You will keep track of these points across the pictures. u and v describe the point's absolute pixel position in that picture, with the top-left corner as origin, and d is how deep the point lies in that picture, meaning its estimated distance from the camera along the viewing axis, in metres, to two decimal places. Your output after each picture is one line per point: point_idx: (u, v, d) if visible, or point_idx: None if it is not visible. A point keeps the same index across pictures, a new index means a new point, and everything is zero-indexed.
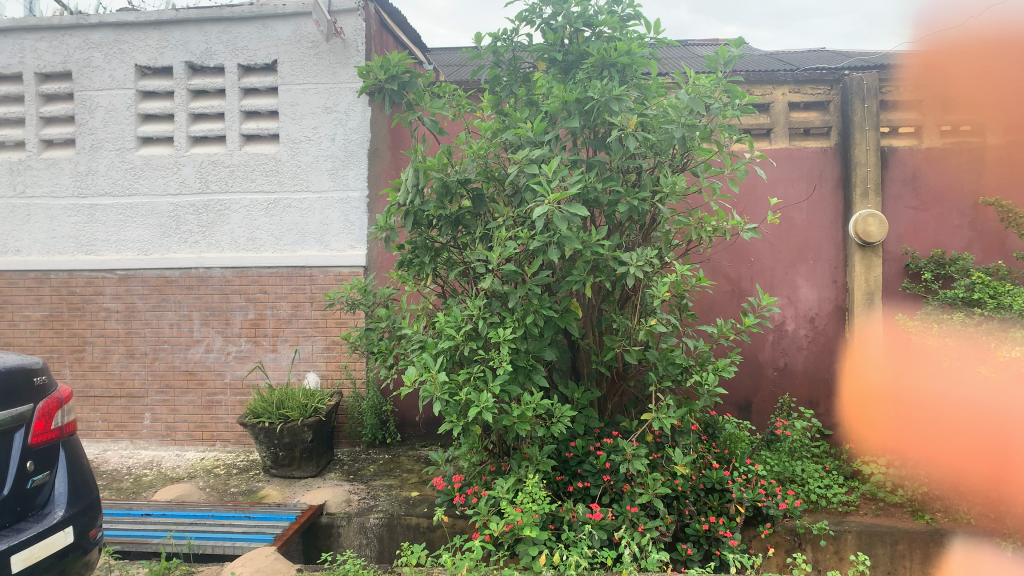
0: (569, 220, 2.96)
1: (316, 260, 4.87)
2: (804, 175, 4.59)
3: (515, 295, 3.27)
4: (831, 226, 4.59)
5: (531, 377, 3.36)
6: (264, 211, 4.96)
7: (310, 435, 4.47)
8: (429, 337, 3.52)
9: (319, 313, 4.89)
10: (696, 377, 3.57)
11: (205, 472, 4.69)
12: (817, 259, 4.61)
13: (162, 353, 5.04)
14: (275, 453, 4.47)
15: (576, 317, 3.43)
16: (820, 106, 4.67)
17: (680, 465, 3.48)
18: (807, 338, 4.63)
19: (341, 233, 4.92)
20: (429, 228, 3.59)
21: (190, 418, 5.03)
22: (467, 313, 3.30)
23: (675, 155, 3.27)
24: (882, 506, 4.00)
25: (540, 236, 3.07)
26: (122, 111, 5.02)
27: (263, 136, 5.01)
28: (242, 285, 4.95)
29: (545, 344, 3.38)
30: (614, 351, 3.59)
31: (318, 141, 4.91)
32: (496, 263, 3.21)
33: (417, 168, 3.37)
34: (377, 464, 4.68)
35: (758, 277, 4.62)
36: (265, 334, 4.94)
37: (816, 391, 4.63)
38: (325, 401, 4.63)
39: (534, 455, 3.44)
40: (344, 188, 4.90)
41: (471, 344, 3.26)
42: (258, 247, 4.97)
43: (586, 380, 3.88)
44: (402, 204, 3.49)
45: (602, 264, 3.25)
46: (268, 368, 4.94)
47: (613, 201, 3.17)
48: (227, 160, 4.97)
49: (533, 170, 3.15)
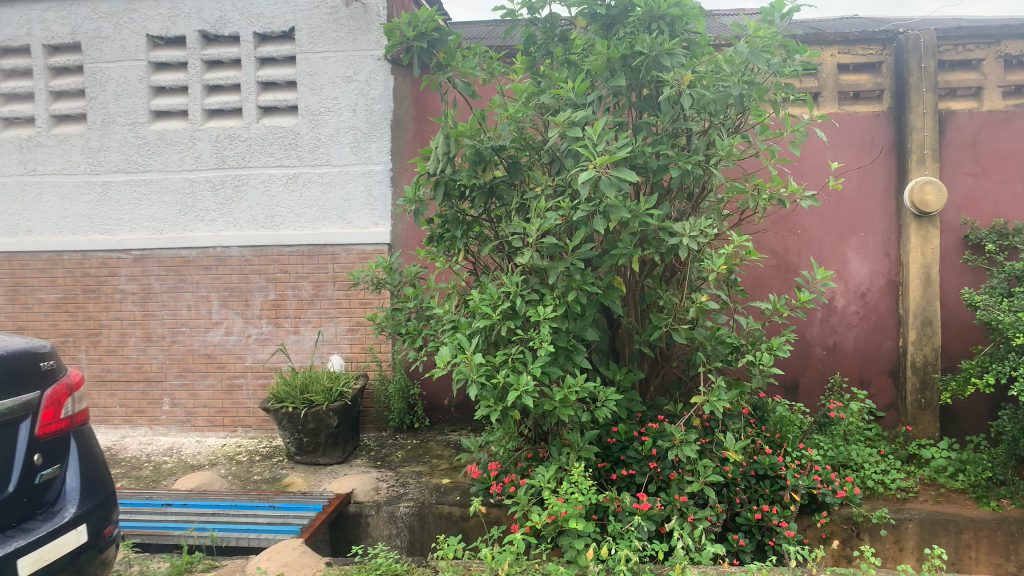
0: (617, 186, 2.74)
1: (338, 237, 4.65)
2: (854, 141, 4.32)
3: (555, 271, 3.01)
4: (884, 195, 4.31)
5: (573, 357, 3.12)
6: (283, 187, 4.74)
7: (334, 421, 4.26)
8: (462, 317, 3.30)
9: (342, 293, 4.67)
10: (749, 357, 3.34)
11: (227, 459, 4.52)
12: (868, 231, 4.33)
13: (180, 336, 4.86)
14: (298, 439, 4.29)
15: (620, 293, 3.17)
16: (872, 68, 4.35)
17: (733, 450, 3.25)
18: (858, 315, 4.36)
19: (364, 209, 4.70)
20: (460, 200, 3.36)
21: (211, 403, 4.85)
22: (503, 290, 3.08)
23: (728, 118, 3.01)
24: (943, 492, 3.79)
25: (584, 205, 2.83)
26: (134, 84, 4.81)
27: (281, 108, 4.79)
28: (262, 265, 4.74)
29: (588, 322, 3.12)
30: (659, 329, 3.37)
31: (339, 112, 4.68)
32: (535, 236, 2.97)
33: (448, 134, 3.13)
34: (405, 450, 4.47)
35: (806, 251, 4.37)
36: (286, 315, 4.74)
37: (868, 371, 4.36)
38: (350, 384, 4.43)
39: (575, 441, 3.22)
40: (366, 161, 4.67)
41: (508, 324, 3.04)
42: (278, 225, 4.76)
43: (628, 361, 3.65)
44: (431, 174, 3.25)
45: (650, 236, 3.02)
46: (290, 351, 4.75)
47: (663, 167, 2.94)
48: (244, 134, 4.76)
49: (576, 135, 2.92)
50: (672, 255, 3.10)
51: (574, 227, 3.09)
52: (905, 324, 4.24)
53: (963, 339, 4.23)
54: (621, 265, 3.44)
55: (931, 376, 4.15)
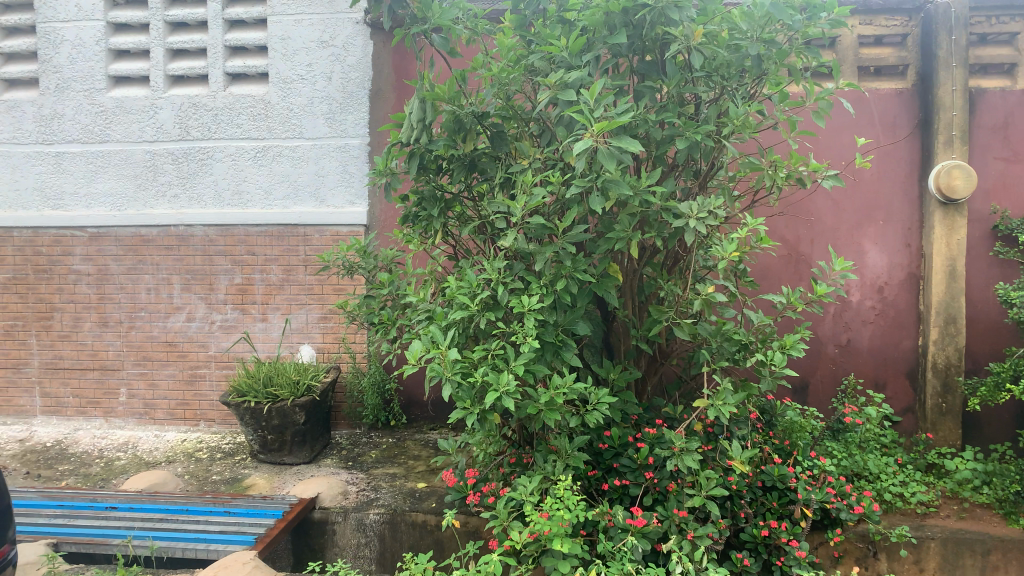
0: (617, 158, 2.36)
1: (310, 217, 4.27)
2: (874, 120, 3.94)
3: (543, 256, 2.64)
4: (906, 181, 3.94)
5: (561, 354, 2.76)
6: (252, 160, 4.36)
7: (302, 417, 3.91)
8: (438, 306, 2.93)
9: (314, 278, 4.30)
10: (759, 357, 2.99)
11: (185, 456, 4.15)
12: (887, 220, 3.96)
13: (139, 321, 4.48)
14: (262, 436, 3.93)
15: (616, 282, 2.80)
16: (895, 42, 3.98)
17: (739, 460, 2.89)
18: (874, 311, 4.00)
19: (339, 186, 4.31)
20: (438, 174, 2.99)
21: (171, 395, 4.48)
22: (483, 276, 2.70)
23: (742, 85, 2.65)
24: (966, 508, 3.44)
25: (578, 180, 2.47)
26: (91, 46, 4.41)
27: (250, 75, 4.40)
28: (227, 246, 4.37)
29: (578, 314, 2.75)
30: (659, 324, 3.01)
31: (313, 80, 4.29)
32: (520, 215, 2.59)
33: (424, 98, 2.75)
34: (379, 450, 4.11)
35: (819, 240, 4.01)
36: (253, 301, 4.37)
37: (883, 371, 4.00)
38: (319, 377, 4.06)
39: (562, 449, 2.86)
40: (341, 134, 4.29)
41: (488, 315, 2.66)
42: (245, 202, 4.38)
43: (624, 358, 3.29)
44: (406, 144, 2.87)
45: (652, 217, 2.65)
46: (256, 340, 4.38)
47: (668, 139, 2.57)
48: (210, 103, 4.37)
49: (569, 99, 2.55)
50: (676, 240, 2.73)
51: (566, 207, 2.72)
52: (926, 321, 3.88)
53: (989, 339, 3.87)
54: (618, 251, 3.07)
55: (953, 379, 3.80)
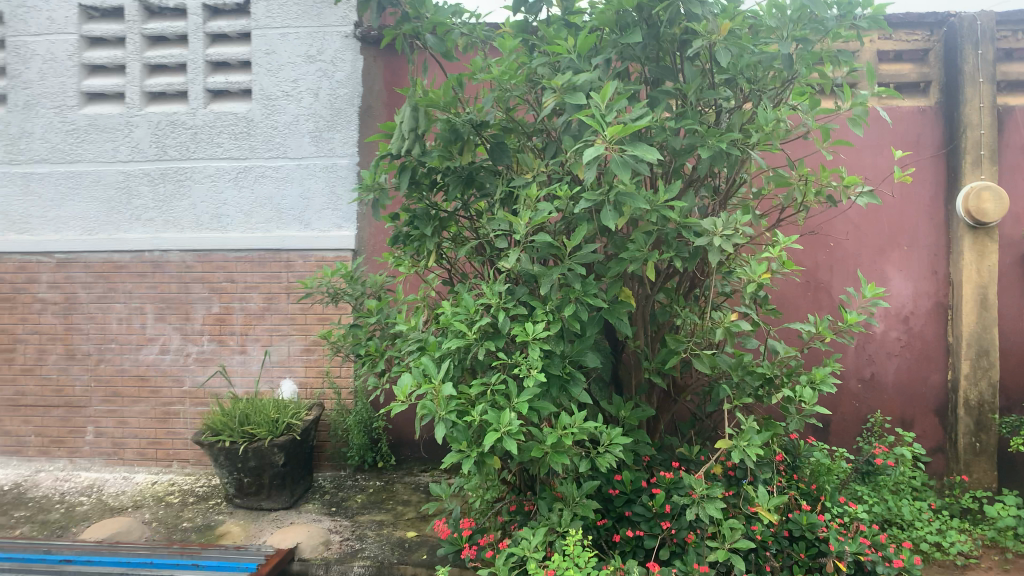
0: (634, 168, 2.09)
1: (294, 242, 3.99)
2: (895, 140, 3.69)
3: (549, 279, 2.35)
4: (930, 203, 3.68)
5: (568, 389, 2.47)
6: (232, 182, 4.08)
7: (281, 459, 3.59)
8: (431, 335, 2.64)
9: (297, 307, 4.00)
10: (787, 393, 2.71)
11: (154, 501, 3.81)
12: (911, 245, 3.69)
13: (108, 354, 4.17)
14: (238, 479, 3.60)
15: (629, 308, 2.52)
16: (916, 58, 3.73)
17: (766, 508, 2.58)
18: (899, 342, 3.71)
19: (325, 210, 4.03)
20: (432, 191, 2.72)
21: (141, 433, 4.14)
22: (481, 301, 2.41)
23: (767, 90, 2.40)
24: (1010, 558, 3.11)
25: (588, 193, 2.20)
26: (63, 61, 4.16)
27: (233, 92, 4.15)
28: (205, 272, 4.08)
29: (588, 344, 2.46)
30: (676, 356, 2.73)
31: (299, 97, 4.04)
32: (524, 232, 2.31)
33: (416, 106, 2.49)
34: (366, 494, 3.79)
35: (840, 266, 3.73)
36: (231, 332, 4.07)
37: (910, 408, 3.70)
38: (300, 414, 3.74)
39: (569, 495, 2.55)
40: (328, 154, 4.03)
41: (487, 345, 2.37)
42: (225, 226, 4.09)
43: (635, 394, 2.99)
44: (396, 156, 2.60)
45: (671, 235, 2.38)
46: (233, 374, 4.07)
47: (689, 149, 2.31)
48: (189, 120, 4.11)
49: (578, 103, 2.29)
50: (697, 260, 2.45)
51: (574, 224, 2.45)
52: (956, 354, 3.60)
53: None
54: (629, 275, 2.79)
55: (987, 416, 3.52)
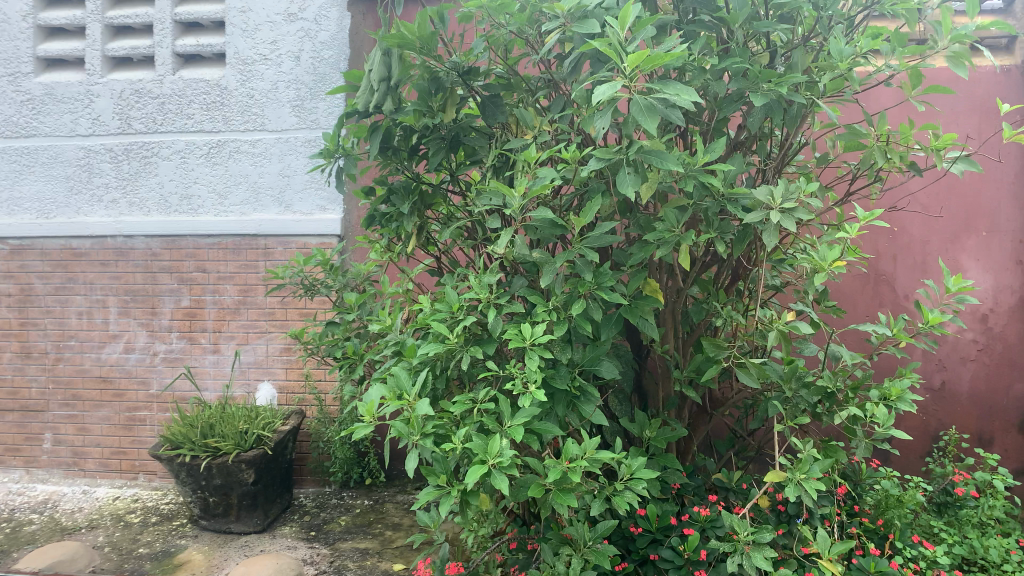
0: (663, 116, 1.55)
1: (270, 227, 3.51)
2: (973, 106, 3.04)
3: (553, 268, 1.83)
4: (1015, 181, 3.05)
5: (578, 408, 1.95)
6: (204, 158, 3.60)
7: (251, 476, 3.10)
8: (410, 337, 2.13)
9: (275, 301, 3.51)
10: (852, 411, 2.16)
11: (112, 520, 3.34)
12: (992, 230, 3.08)
13: (69, 352, 3.71)
14: (203, 498, 3.13)
15: (658, 305, 1.99)
16: (998, 9, 3.14)
17: (828, 559, 2.01)
18: (976, 346, 3.11)
19: (307, 189, 3.53)
20: (413, 159, 2.21)
21: (105, 441, 3.69)
22: (467, 295, 1.89)
23: (835, 22, 1.86)
24: None
25: (600, 151, 1.67)
26: (15, 22, 3.68)
27: (206, 56, 3.65)
28: (173, 261, 3.60)
29: (603, 350, 1.94)
30: (715, 364, 2.20)
31: (277, 61, 3.54)
32: (519, 206, 1.78)
33: (388, 48, 1.96)
34: (352, 515, 3.29)
35: (904, 256, 3.15)
36: (203, 328, 3.60)
37: (989, 423, 3.12)
38: (273, 425, 3.24)
39: (578, 540, 2.02)
40: (311, 126, 3.53)
41: (473, 352, 1.86)
42: (196, 208, 3.61)
43: (662, 409, 2.46)
44: (364, 114, 2.07)
45: (711, 212, 1.84)
46: (204, 377, 3.60)
47: (734, 98, 1.79)
48: (156, 89, 3.62)
49: (590, 36, 1.77)
50: (747, 245, 1.91)
51: (587, 198, 1.93)
52: None
53: None
54: (657, 264, 2.25)
55: None
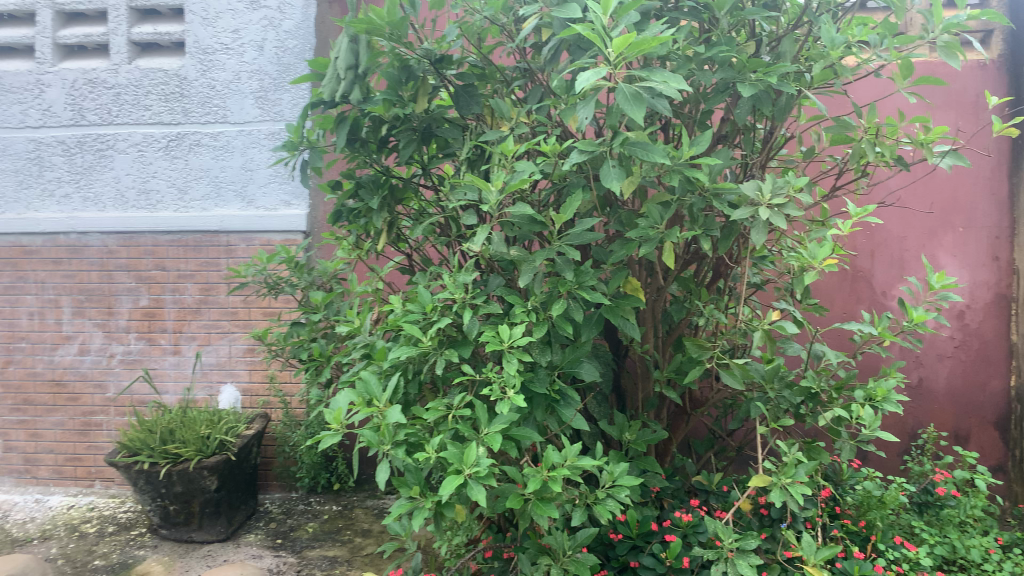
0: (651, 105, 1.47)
1: (234, 222, 3.37)
2: (950, 99, 2.96)
3: (532, 267, 1.75)
4: (992, 175, 2.98)
5: (556, 412, 1.87)
6: (162, 151, 3.45)
7: (214, 483, 2.97)
8: (380, 339, 2.03)
9: (238, 300, 3.37)
10: (837, 412, 2.11)
11: (66, 531, 3.18)
12: (968, 225, 3.01)
13: (19, 354, 3.55)
14: (162, 507, 2.99)
15: (640, 304, 1.91)
16: None
17: (813, 564, 1.97)
18: (953, 343, 3.04)
19: (271, 184, 3.40)
20: (383, 152, 2.10)
21: (59, 447, 3.54)
22: (441, 296, 1.80)
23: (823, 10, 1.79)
24: None
25: (583, 142, 1.58)
26: None
27: (163, 45, 3.50)
28: (131, 258, 3.45)
29: (584, 352, 1.86)
30: (698, 364, 2.12)
31: (240, 51, 3.39)
32: (496, 202, 1.69)
33: (356, 35, 1.86)
34: (320, 522, 3.18)
35: (882, 252, 3.08)
36: (163, 329, 3.45)
37: (965, 421, 3.04)
38: (236, 430, 3.11)
39: (557, 549, 1.93)
40: (274, 118, 3.39)
41: (448, 356, 1.77)
42: (154, 203, 3.46)
43: (641, 411, 2.38)
44: (331, 104, 1.97)
45: (696, 209, 1.76)
46: (164, 379, 3.46)
47: (722, 88, 1.71)
48: (110, 79, 3.46)
49: (570, 22, 1.68)
50: (733, 242, 1.84)
51: (566, 193, 1.85)
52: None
53: None
54: (636, 260, 2.17)
55: None
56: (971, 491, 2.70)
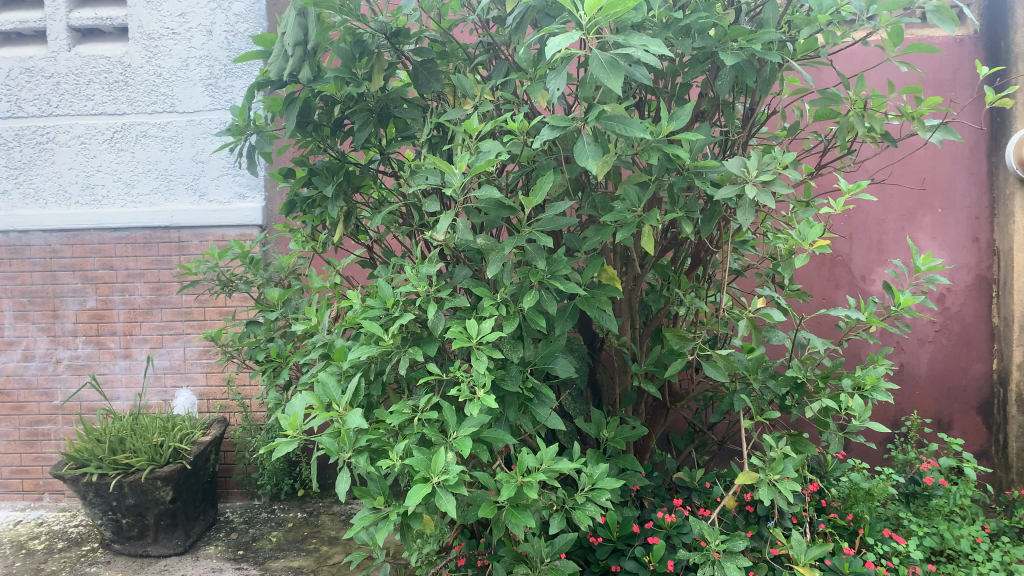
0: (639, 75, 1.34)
1: (186, 218, 3.19)
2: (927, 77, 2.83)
3: (501, 255, 1.61)
4: (971, 155, 2.87)
5: (531, 412, 1.74)
6: (107, 144, 3.26)
7: (169, 493, 2.79)
8: (339, 337, 1.89)
9: (191, 299, 3.20)
10: (823, 402, 2.00)
11: (11, 549, 2.98)
12: (947, 206, 2.90)
13: None
14: (115, 520, 2.81)
15: (617, 294, 1.78)
16: None
17: (804, 564, 1.86)
18: (933, 327, 2.94)
19: (224, 177, 3.22)
20: (337, 136, 1.95)
21: (4, 460, 3.34)
22: (404, 289, 1.65)
23: None
24: None
25: (557, 119, 1.43)
26: None
27: (106, 31, 3.26)
28: (76, 257, 3.25)
29: (559, 346, 1.73)
30: (679, 357, 1.99)
31: (188, 36, 3.19)
32: (461, 185, 1.55)
33: (303, 7, 1.71)
34: (284, 530, 3.02)
35: (861, 236, 2.96)
36: (112, 332, 3.26)
37: (948, 406, 2.95)
38: (192, 436, 2.94)
39: (533, 557, 1.79)
40: (226, 107, 3.21)
41: (412, 354, 1.63)
42: (100, 200, 3.27)
43: (619, 407, 2.25)
44: (279, 84, 1.81)
45: (676, 189, 1.64)
46: (115, 385, 3.27)
47: (702, 58, 1.58)
48: (49, 67, 3.24)
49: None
50: (715, 224, 1.73)
51: (536, 177, 1.72)
52: (1008, 339, 2.83)
53: None
54: (612, 247, 2.04)
55: None
56: (959, 479, 2.62)
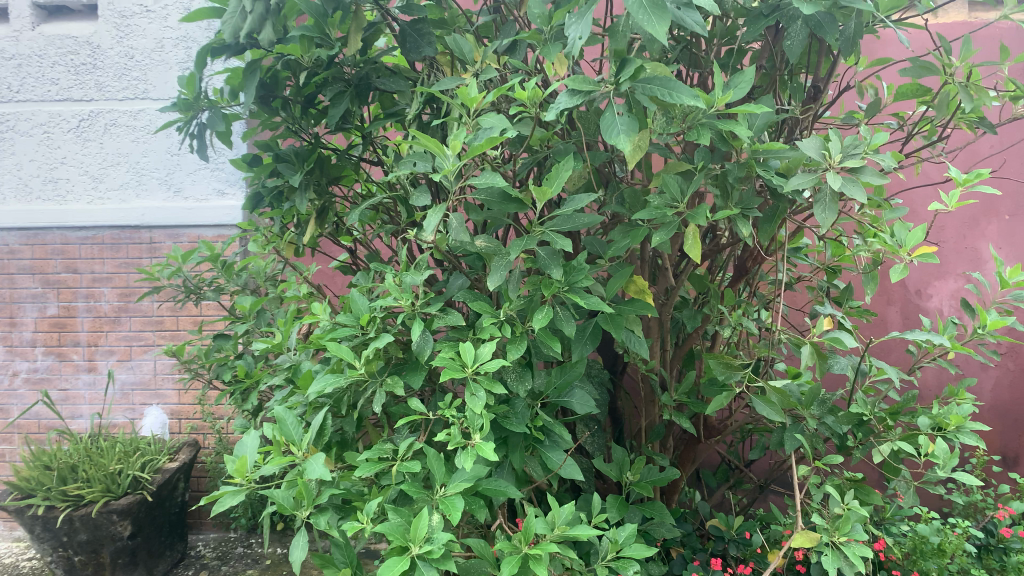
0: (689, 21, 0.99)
1: (157, 217, 2.87)
2: None
3: (506, 261, 1.25)
4: None
5: (540, 457, 1.40)
6: (73, 133, 2.92)
7: (128, 528, 2.45)
8: (305, 360, 1.56)
9: (163, 307, 2.89)
10: (896, 444, 1.64)
11: None
12: (1016, 212, 2.51)
13: None
14: (65, 558, 2.48)
15: (649, 312, 1.43)
16: None
17: None
18: (1000, 349, 2.58)
19: (201, 171, 2.89)
20: (310, 115, 1.61)
21: None
22: (382, 304, 1.30)
23: None
24: None
25: (577, 78, 1.08)
26: None
27: (73, 8, 2.89)
28: (37, 259, 2.93)
29: (576, 376, 1.38)
30: (724, 387, 1.63)
31: (163, 14, 2.85)
32: (454, 171, 1.20)
33: None
34: (260, 569, 2.66)
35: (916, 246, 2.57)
36: (74, 343, 2.94)
37: (1015, 440, 2.59)
38: (155, 464, 2.60)
39: None
40: None
41: (391, 387, 1.28)
42: (64, 195, 2.93)
43: (645, 443, 1.89)
44: (233, 48, 1.47)
45: (730, 178, 1.28)
46: (78, 402, 2.94)
47: (768, 10, 1.24)
48: (9, 48, 2.89)
49: None
50: (776, 226, 1.37)
51: (553, 163, 1.38)
52: None
53: None
54: (639, 254, 1.69)
55: None
56: None
